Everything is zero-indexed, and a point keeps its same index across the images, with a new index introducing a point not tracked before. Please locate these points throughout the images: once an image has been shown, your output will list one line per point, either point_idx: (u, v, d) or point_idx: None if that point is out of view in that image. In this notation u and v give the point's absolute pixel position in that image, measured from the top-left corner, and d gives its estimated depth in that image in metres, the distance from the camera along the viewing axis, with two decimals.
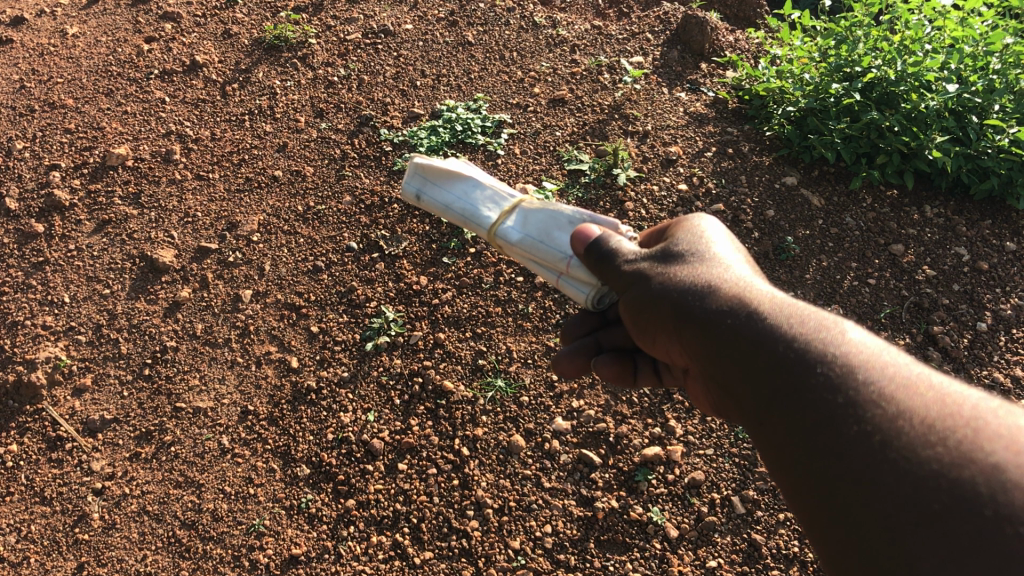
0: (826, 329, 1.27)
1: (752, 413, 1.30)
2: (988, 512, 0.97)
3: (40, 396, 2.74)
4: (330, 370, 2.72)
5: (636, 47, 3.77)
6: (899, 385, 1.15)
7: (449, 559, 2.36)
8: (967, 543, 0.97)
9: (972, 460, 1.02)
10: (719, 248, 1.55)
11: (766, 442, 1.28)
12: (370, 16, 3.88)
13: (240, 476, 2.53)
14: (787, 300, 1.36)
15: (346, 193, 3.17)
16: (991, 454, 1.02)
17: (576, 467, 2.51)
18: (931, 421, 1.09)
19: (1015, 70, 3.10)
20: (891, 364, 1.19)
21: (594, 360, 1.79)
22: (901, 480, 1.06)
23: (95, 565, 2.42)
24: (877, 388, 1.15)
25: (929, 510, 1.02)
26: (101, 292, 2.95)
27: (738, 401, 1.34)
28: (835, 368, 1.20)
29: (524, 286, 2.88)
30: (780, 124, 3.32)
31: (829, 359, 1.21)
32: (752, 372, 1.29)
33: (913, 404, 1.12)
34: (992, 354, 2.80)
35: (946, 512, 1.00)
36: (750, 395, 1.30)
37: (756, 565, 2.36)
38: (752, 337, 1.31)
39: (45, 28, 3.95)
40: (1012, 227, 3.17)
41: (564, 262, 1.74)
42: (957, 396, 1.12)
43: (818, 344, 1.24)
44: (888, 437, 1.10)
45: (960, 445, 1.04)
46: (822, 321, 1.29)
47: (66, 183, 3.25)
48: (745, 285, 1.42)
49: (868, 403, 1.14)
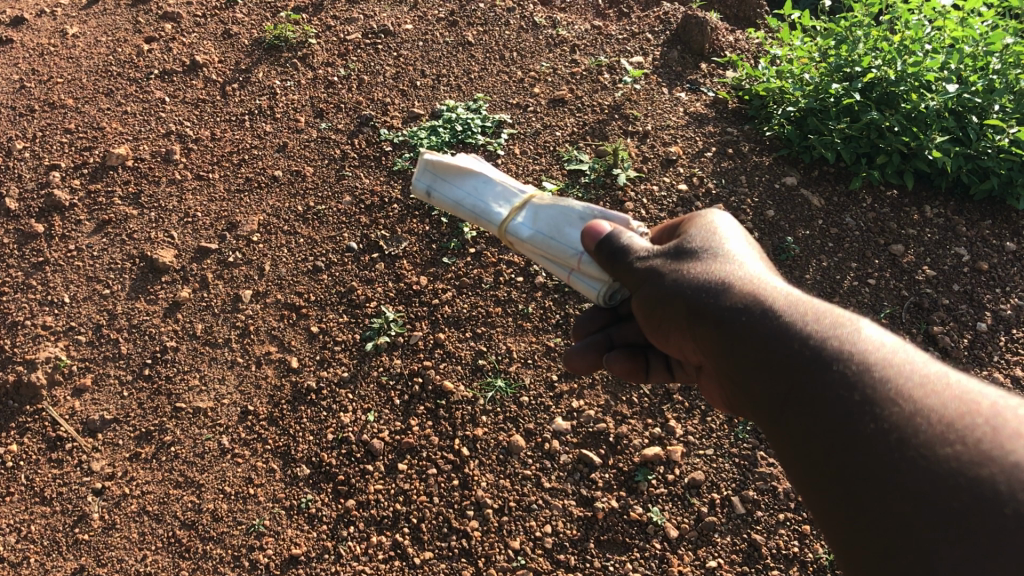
0: (842, 326, 1.27)
1: (768, 410, 1.30)
2: (1008, 511, 0.98)
3: (40, 396, 2.74)
4: (330, 370, 2.72)
5: (636, 47, 3.77)
6: (917, 383, 1.15)
7: (449, 559, 2.36)
8: (985, 541, 0.98)
9: (991, 459, 1.02)
10: (733, 245, 1.55)
11: (781, 439, 1.28)
12: (370, 16, 3.88)
13: (240, 476, 2.53)
14: (802, 298, 1.36)
15: (346, 193, 3.17)
16: (1010, 452, 1.02)
17: (576, 467, 2.51)
18: (948, 419, 1.08)
19: (1016, 70, 3.10)
20: (908, 362, 1.18)
21: (606, 356, 1.79)
22: (919, 479, 1.06)
23: (95, 565, 2.42)
24: (893, 386, 1.15)
25: (948, 508, 1.02)
26: (101, 292, 2.95)
27: (754, 398, 1.34)
28: (852, 365, 1.19)
29: (524, 286, 2.88)
30: (780, 124, 3.32)
31: (846, 356, 1.21)
32: (768, 370, 1.29)
33: (931, 401, 1.11)
34: (992, 354, 2.80)
35: (964, 510, 1.01)
36: (766, 393, 1.30)
37: (756, 566, 2.35)
38: (768, 335, 1.31)
39: (45, 28, 3.95)
40: (1012, 227, 3.17)
41: (576, 259, 1.73)
42: (975, 394, 1.12)
43: (834, 341, 1.24)
44: (906, 435, 1.10)
45: (979, 443, 1.04)
46: (838, 318, 1.29)
47: (66, 183, 3.25)
48: (759, 282, 1.42)
49: (886, 400, 1.14)
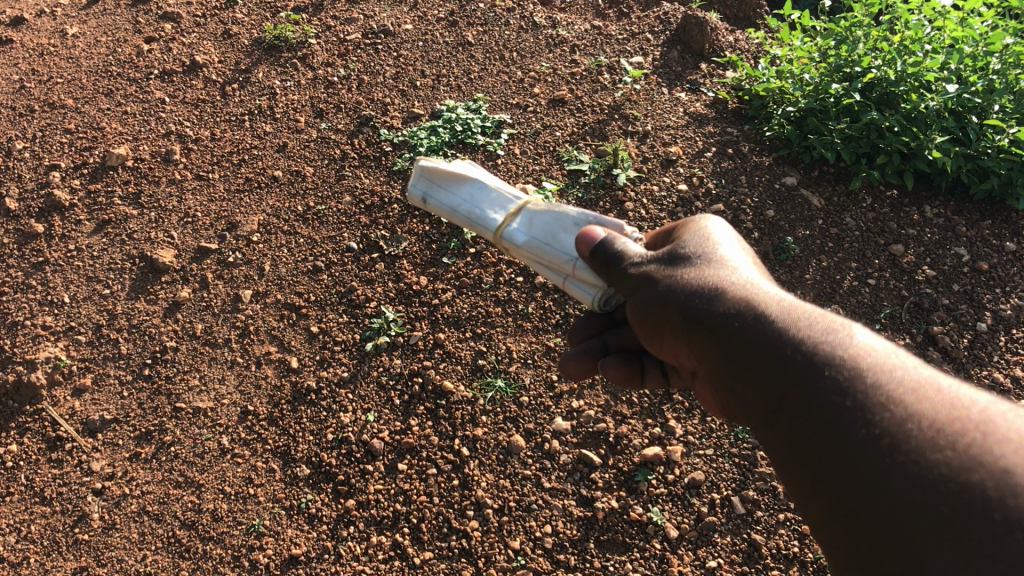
0: (834, 331, 1.27)
1: (761, 415, 1.30)
2: (997, 516, 0.99)
3: (40, 396, 2.74)
4: (330, 370, 2.72)
5: (636, 47, 3.77)
6: (908, 388, 1.15)
7: (449, 559, 2.36)
8: (976, 547, 0.98)
9: (981, 464, 1.03)
10: (725, 251, 1.55)
11: (773, 444, 1.28)
12: (370, 16, 3.88)
13: (240, 476, 2.53)
14: (795, 303, 1.36)
15: (346, 193, 3.17)
16: (1000, 458, 1.03)
17: (576, 467, 2.51)
18: (939, 424, 1.09)
19: (1015, 70, 3.10)
20: (900, 367, 1.19)
21: (601, 361, 1.79)
22: (912, 485, 1.06)
23: (95, 565, 2.42)
24: (885, 391, 1.15)
25: (940, 514, 1.02)
26: (101, 292, 2.95)
27: (746, 404, 1.34)
28: (843, 370, 1.20)
29: (524, 286, 2.88)
30: (780, 124, 3.32)
31: (837, 361, 1.21)
32: (760, 375, 1.29)
33: (922, 407, 1.12)
34: (992, 354, 2.80)
35: (955, 516, 1.01)
36: (758, 399, 1.30)
37: (756, 565, 2.36)
38: (761, 341, 1.31)
39: (45, 28, 3.95)
40: (1012, 227, 3.17)
41: (571, 265, 1.73)
42: (965, 399, 1.12)
43: (827, 347, 1.24)
44: (898, 440, 1.10)
45: (969, 448, 1.05)
46: (830, 322, 1.29)
47: (66, 183, 3.25)
48: (751, 287, 1.42)
49: (877, 406, 1.14)
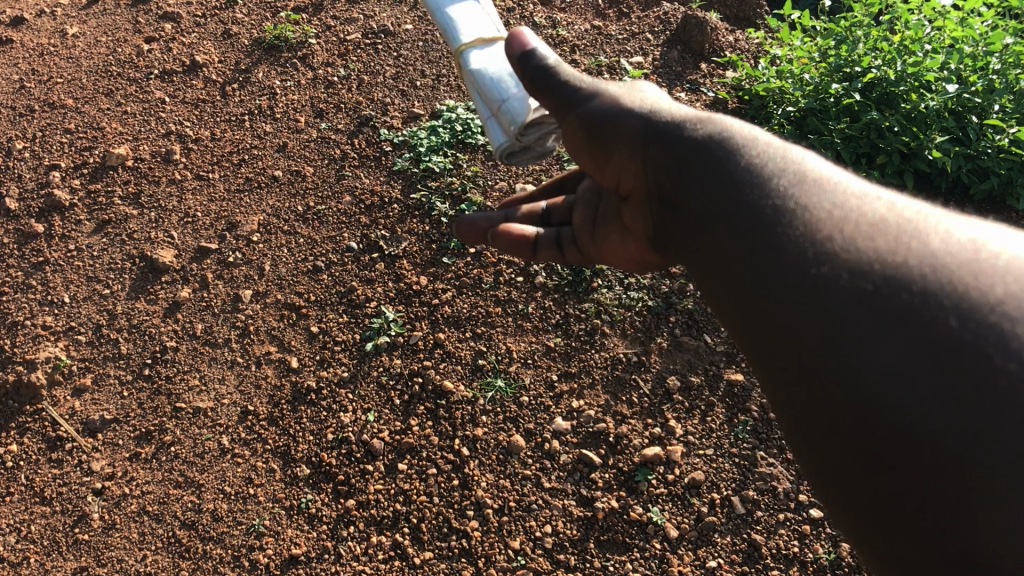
0: (832, 250, 1.23)
1: (751, 345, 1.30)
2: (976, 470, 1.03)
3: (40, 396, 2.74)
4: (330, 370, 2.72)
5: (636, 47, 3.77)
6: (905, 313, 1.12)
7: (449, 559, 2.36)
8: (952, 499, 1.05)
9: (968, 420, 1.05)
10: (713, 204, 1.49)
11: (761, 367, 1.30)
12: (370, 16, 3.88)
13: (240, 476, 2.53)
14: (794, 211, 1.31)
15: (346, 193, 3.17)
16: (990, 412, 1.04)
17: (576, 467, 2.51)
18: (933, 364, 1.08)
19: (1016, 70, 3.10)
20: (898, 280, 1.16)
21: None
22: (898, 437, 1.09)
23: (95, 565, 2.42)
24: (880, 321, 1.13)
25: (922, 463, 1.07)
26: (101, 292, 2.95)
27: (735, 319, 1.34)
28: (838, 305, 1.17)
29: (524, 286, 2.88)
30: (779, 124, 3.29)
31: (832, 291, 1.19)
32: (752, 303, 1.29)
33: (918, 340, 1.10)
34: None
35: (939, 470, 1.06)
36: (748, 328, 1.30)
37: (756, 565, 2.36)
38: (755, 276, 1.28)
39: (45, 28, 3.95)
40: (1011, 227, 3.17)
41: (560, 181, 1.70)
42: (966, 320, 1.10)
43: (822, 270, 1.21)
44: (887, 388, 1.10)
45: (959, 400, 1.06)
46: (829, 238, 1.25)
47: (66, 183, 3.25)
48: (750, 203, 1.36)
49: (869, 342, 1.13)
